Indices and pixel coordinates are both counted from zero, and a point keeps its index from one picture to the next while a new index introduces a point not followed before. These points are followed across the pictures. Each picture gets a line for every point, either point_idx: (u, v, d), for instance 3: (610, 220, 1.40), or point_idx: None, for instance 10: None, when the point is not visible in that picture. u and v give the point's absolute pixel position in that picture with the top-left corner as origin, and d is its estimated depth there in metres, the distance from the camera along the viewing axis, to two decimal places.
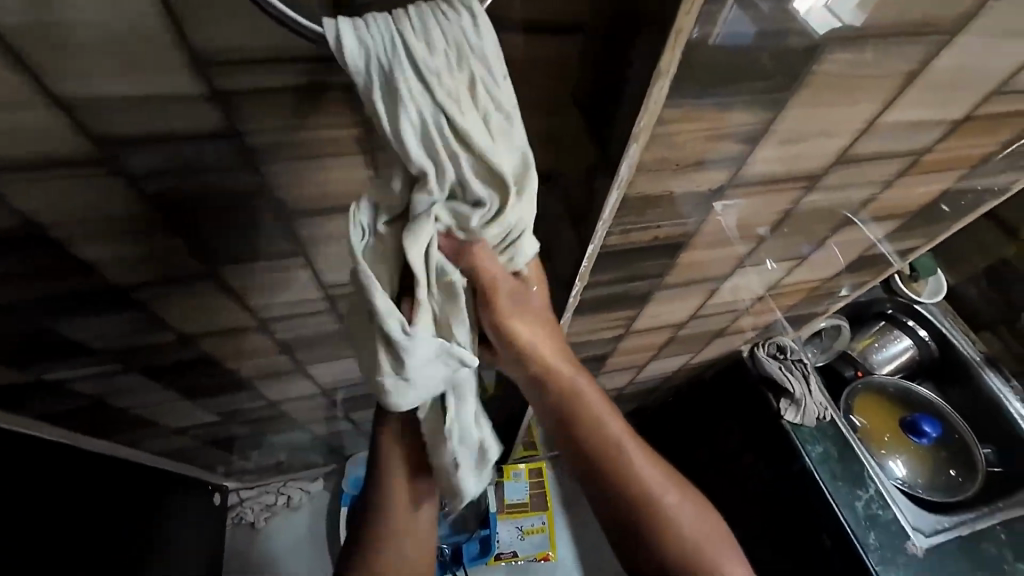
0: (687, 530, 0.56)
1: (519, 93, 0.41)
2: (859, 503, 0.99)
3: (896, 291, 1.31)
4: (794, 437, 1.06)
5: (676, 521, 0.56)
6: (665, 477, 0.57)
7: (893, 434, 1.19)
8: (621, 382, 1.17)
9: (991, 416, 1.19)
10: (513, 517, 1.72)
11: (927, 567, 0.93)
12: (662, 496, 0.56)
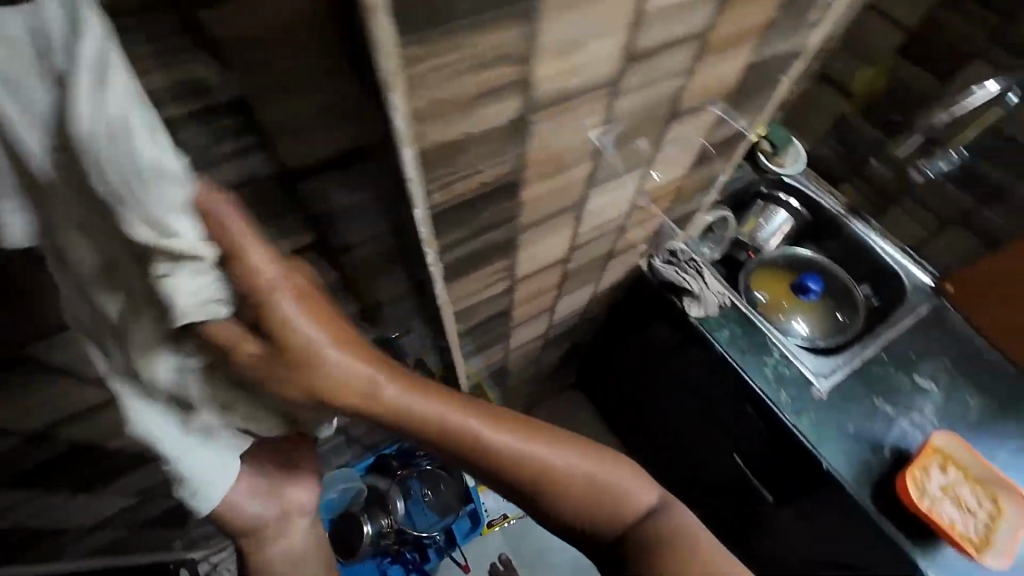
0: (586, 480, 0.63)
1: (261, 67, 0.36)
2: (768, 369, 1.08)
3: (765, 170, 1.39)
4: (702, 329, 1.13)
5: (574, 479, 0.62)
6: (549, 447, 0.62)
7: (789, 300, 1.29)
8: (540, 328, 1.19)
9: (861, 258, 1.32)
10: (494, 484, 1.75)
11: (832, 404, 1.05)
12: (553, 465, 0.61)
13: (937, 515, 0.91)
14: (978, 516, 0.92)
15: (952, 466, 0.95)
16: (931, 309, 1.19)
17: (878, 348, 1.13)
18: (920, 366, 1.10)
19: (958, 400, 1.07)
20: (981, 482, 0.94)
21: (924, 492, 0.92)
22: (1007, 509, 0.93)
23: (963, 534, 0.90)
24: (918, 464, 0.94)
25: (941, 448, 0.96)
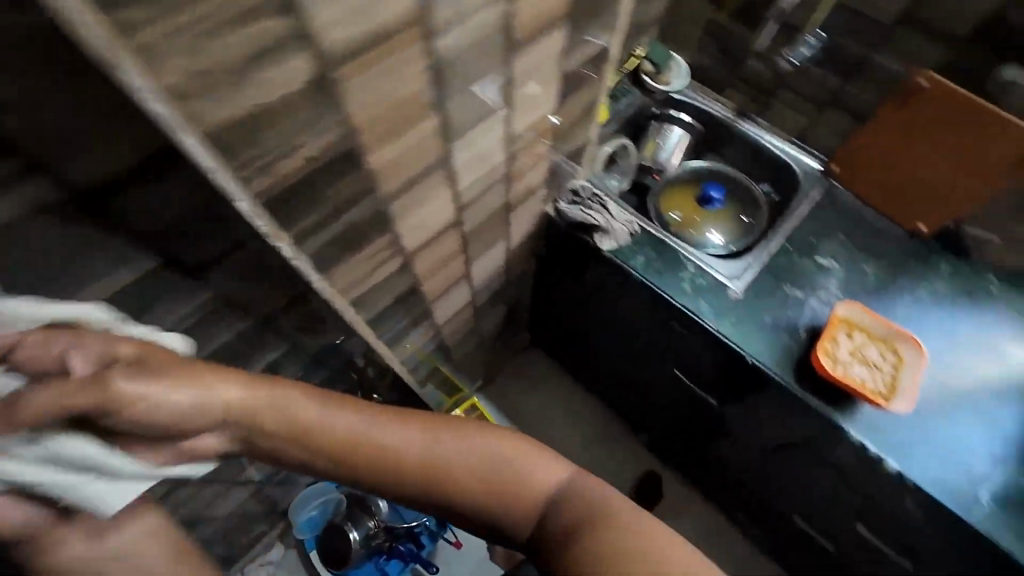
0: (480, 468, 0.55)
1: None
2: (685, 283, 1.11)
3: (653, 91, 1.40)
4: (618, 260, 1.14)
5: (456, 464, 0.55)
6: (425, 429, 0.57)
7: (700, 213, 1.32)
8: (464, 294, 1.17)
9: (756, 157, 1.38)
10: None
11: (747, 302, 1.09)
12: (432, 449, 0.56)
13: (851, 377, 0.97)
14: (886, 370, 0.99)
15: (856, 332, 1.03)
16: (822, 192, 1.25)
17: (780, 240, 1.18)
18: (819, 247, 1.17)
19: (856, 270, 1.14)
20: (885, 340, 1.02)
21: (835, 361, 0.99)
22: (911, 356, 1.00)
23: (876, 389, 0.97)
24: (826, 337, 1.02)
25: (844, 319, 1.04)
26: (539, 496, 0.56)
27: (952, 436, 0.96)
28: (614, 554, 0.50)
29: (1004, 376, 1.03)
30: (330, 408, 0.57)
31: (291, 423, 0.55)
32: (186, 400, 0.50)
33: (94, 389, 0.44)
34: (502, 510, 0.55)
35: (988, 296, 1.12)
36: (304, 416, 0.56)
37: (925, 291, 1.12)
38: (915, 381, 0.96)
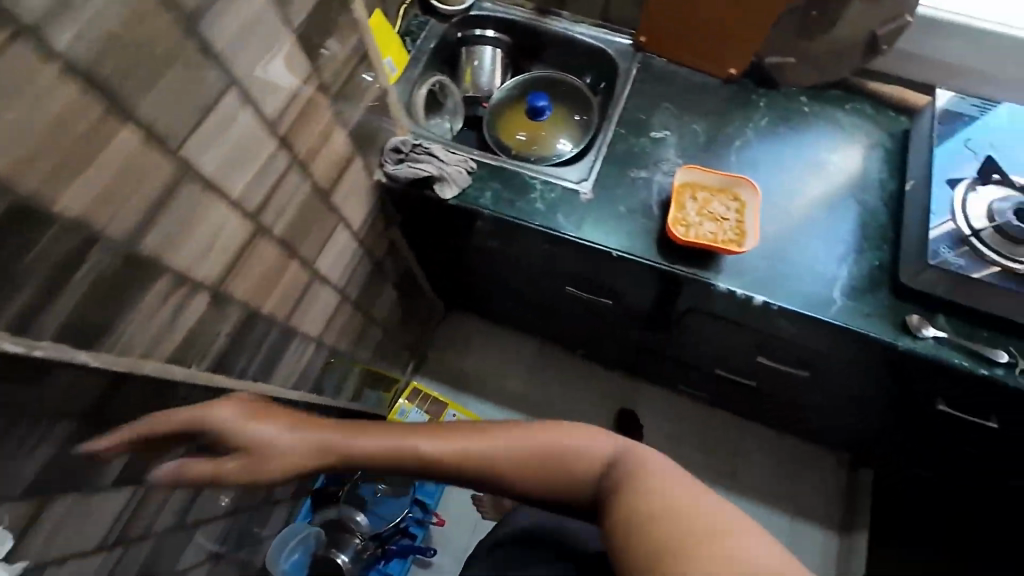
0: (542, 451, 0.64)
1: None
2: (538, 202, 1.09)
3: (450, 15, 1.31)
4: (467, 204, 1.09)
5: (519, 459, 0.64)
6: (524, 458, 0.64)
7: (543, 126, 1.28)
8: (328, 294, 1.10)
9: (572, 52, 1.35)
10: None
11: (599, 200, 1.10)
12: (498, 456, 0.64)
13: (702, 238, 1.01)
14: (733, 218, 1.03)
15: (701, 193, 1.05)
16: (638, 67, 1.25)
17: (614, 127, 1.18)
18: (649, 123, 1.18)
19: (688, 133, 1.17)
20: (725, 191, 1.05)
21: (686, 227, 1.02)
22: (750, 198, 1.04)
23: (726, 239, 1.01)
24: (674, 208, 1.04)
25: (686, 184, 1.06)
26: (594, 470, 0.64)
27: (799, 254, 1.05)
28: (659, 510, 0.55)
29: (830, 185, 1.12)
30: (420, 429, 0.68)
31: (388, 445, 0.67)
32: (253, 451, 0.70)
33: (188, 426, 0.72)
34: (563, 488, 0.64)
35: (803, 117, 1.19)
36: (394, 441, 0.68)
37: (751, 132, 1.17)
38: (758, 219, 1.00)
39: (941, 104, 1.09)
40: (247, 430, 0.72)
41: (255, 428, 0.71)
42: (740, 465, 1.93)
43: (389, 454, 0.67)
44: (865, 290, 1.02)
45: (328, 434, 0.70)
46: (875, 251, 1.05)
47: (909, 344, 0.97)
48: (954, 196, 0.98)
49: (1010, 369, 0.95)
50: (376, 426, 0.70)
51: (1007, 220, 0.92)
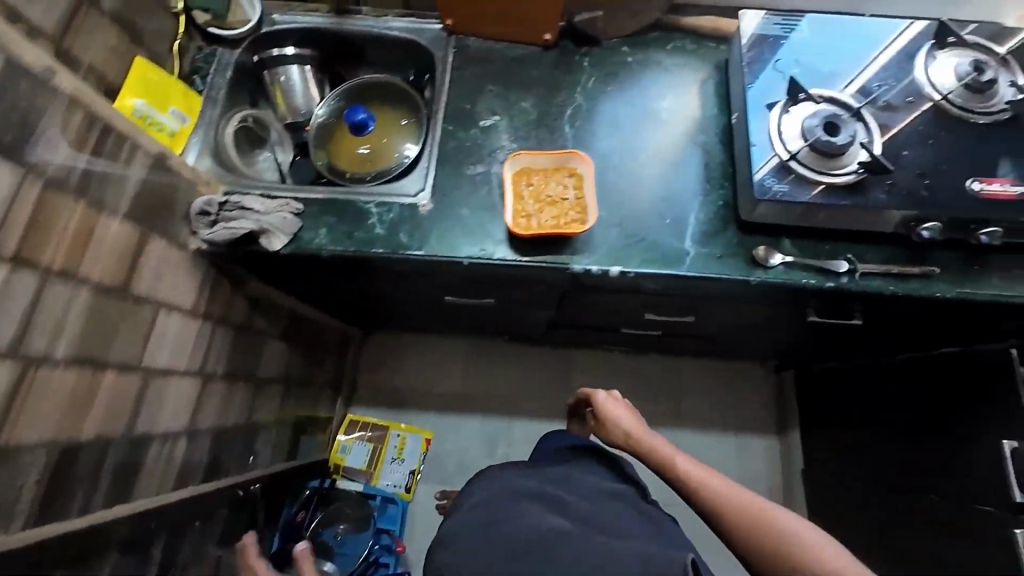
0: (774, 533, 0.74)
1: None
2: (378, 227, 1.03)
3: (238, 38, 1.16)
4: (302, 249, 1.01)
5: (754, 519, 0.76)
6: (753, 506, 0.78)
7: (383, 135, 1.21)
8: (181, 381, 1.01)
9: (385, 49, 1.25)
10: (381, 463, 1.92)
11: (440, 208, 1.05)
12: (741, 504, 0.79)
13: (545, 225, 0.98)
14: (572, 196, 1.00)
15: (536, 179, 1.02)
16: (454, 52, 1.17)
17: (442, 126, 1.11)
18: (477, 111, 1.12)
19: (517, 113, 1.11)
20: (559, 170, 1.02)
21: (528, 218, 0.99)
22: (585, 170, 1.01)
23: (569, 220, 0.98)
24: (513, 201, 1.00)
25: (520, 173, 1.02)
26: None
27: (648, 213, 1.05)
28: None
29: (665, 134, 1.10)
30: (692, 459, 0.90)
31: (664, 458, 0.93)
32: (601, 400, 1.11)
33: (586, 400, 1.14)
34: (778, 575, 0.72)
35: (629, 68, 1.16)
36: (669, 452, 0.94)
37: (581, 96, 1.13)
38: (594, 190, 0.97)
39: (748, 28, 1.08)
40: (612, 415, 1.08)
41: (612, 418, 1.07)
42: (681, 401, 2.01)
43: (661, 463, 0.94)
44: (715, 233, 1.03)
45: (641, 443, 1.00)
46: (718, 190, 1.06)
47: (761, 276, 1.00)
48: (769, 123, 0.99)
49: (851, 276, 0.99)
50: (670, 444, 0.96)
51: (816, 137, 0.94)
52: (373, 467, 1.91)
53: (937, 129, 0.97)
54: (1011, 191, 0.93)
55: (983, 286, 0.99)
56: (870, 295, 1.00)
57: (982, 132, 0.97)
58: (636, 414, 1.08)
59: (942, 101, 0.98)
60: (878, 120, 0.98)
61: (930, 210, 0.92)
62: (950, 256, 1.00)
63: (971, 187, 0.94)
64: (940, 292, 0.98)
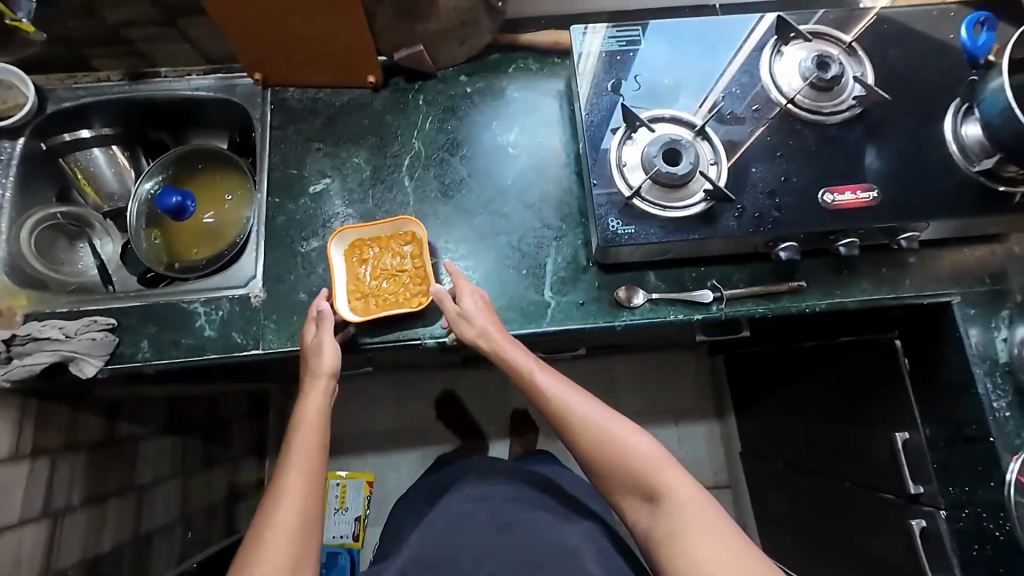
0: (637, 466, 0.80)
1: None
2: (205, 327, 0.93)
3: (16, 126, 1.00)
4: (121, 367, 0.90)
5: (620, 450, 0.81)
6: (619, 438, 0.81)
7: (215, 207, 1.09)
8: (18, 534, 0.91)
9: (200, 110, 1.11)
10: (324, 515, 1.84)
11: (274, 296, 0.94)
12: (611, 436, 0.81)
13: (385, 304, 0.90)
14: (410, 265, 0.93)
15: (367, 250, 0.93)
16: (271, 109, 1.04)
17: (267, 199, 0.99)
18: (304, 176, 1.00)
19: (349, 172, 1.00)
20: (391, 238, 0.94)
21: (366, 299, 0.91)
22: (419, 233, 0.94)
23: (410, 294, 0.91)
24: (345, 283, 0.92)
25: (348, 248, 0.93)
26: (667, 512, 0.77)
27: (502, 265, 0.96)
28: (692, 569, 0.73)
29: (515, 170, 1.01)
30: (558, 376, 0.85)
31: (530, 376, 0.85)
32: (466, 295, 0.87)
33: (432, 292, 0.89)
34: (629, 490, 0.81)
35: (469, 100, 1.05)
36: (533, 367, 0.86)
37: (418, 141, 1.02)
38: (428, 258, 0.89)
39: (583, 44, 0.99)
40: (472, 315, 0.86)
41: (471, 321, 0.86)
42: (620, 401, 1.97)
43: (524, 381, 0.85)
44: (574, 277, 0.96)
45: (502, 356, 0.86)
46: (575, 229, 0.98)
47: (627, 319, 0.93)
48: (609, 155, 0.90)
49: (720, 303, 0.94)
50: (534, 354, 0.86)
51: (657, 168, 0.86)
52: None
53: (785, 139, 0.92)
54: (863, 198, 0.89)
55: (851, 292, 0.95)
56: (742, 318, 0.95)
57: (829, 136, 0.92)
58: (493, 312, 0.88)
59: (790, 105, 0.92)
60: (724, 136, 0.91)
61: (782, 231, 0.87)
62: (817, 266, 0.96)
63: (824, 198, 0.89)
64: (810, 306, 0.94)
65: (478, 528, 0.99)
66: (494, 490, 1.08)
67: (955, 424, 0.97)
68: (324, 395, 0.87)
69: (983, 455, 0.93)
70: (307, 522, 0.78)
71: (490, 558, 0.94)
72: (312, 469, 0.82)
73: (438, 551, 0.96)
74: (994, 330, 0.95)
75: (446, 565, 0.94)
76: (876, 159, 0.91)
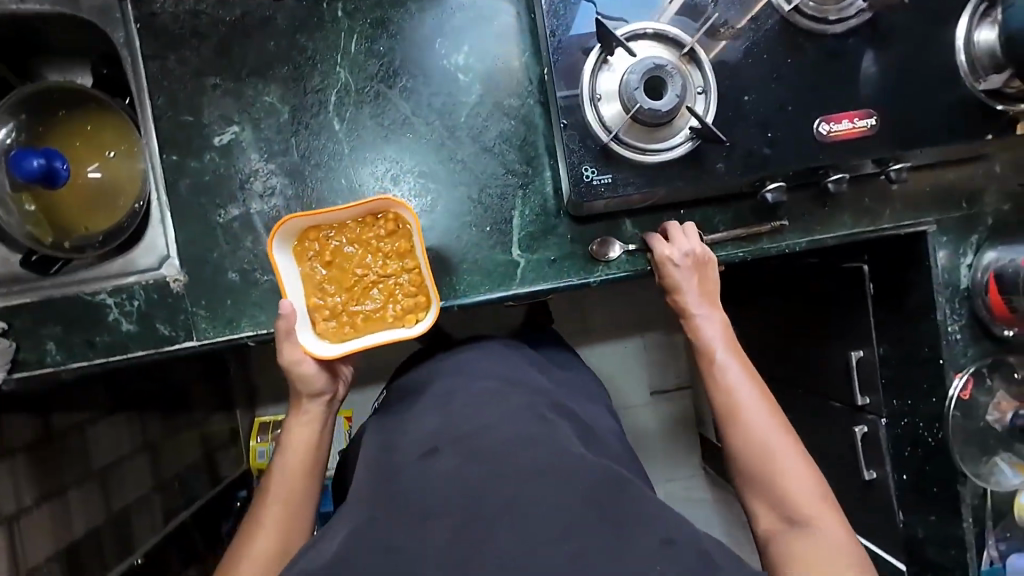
0: (789, 492, 0.68)
1: None
2: (120, 321, 0.80)
3: None
4: (29, 373, 0.78)
5: (783, 471, 0.69)
6: (788, 454, 0.70)
7: (99, 163, 0.88)
8: None
9: (40, 28, 0.83)
10: None
11: (197, 277, 0.81)
12: (775, 447, 0.70)
13: (368, 326, 0.77)
14: (394, 270, 0.77)
15: (332, 252, 0.77)
16: (141, 31, 0.79)
17: (162, 156, 0.80)
18: (205, 124, 0.80)
19: (263, 115, 0.81)
20: (364, 228, 0.77)
21: (339, 320, 0.77)
22: (404, 222, 0.77)
23: (401, 310, 0.77)
24: (308, 299, 0.77)
25: (303, 247, 0.76)
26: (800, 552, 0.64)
27: (464, 223, 0.84)
28: None
29: (471, 103, 0.84)
30: (748, 370, 0.76)
31: (713, 357, 0.78)
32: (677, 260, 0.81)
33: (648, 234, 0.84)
34: (761, 502, 0.70)
35: (403, 8, 0.83)
36: (719, 343, 0.79)
37: (344, 69, 0.82)
38: (425, 259, 0.74)
39: None
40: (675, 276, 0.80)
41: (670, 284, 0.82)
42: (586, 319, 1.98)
43: (706, 358, 0.79)
44: (543, 233, 0.85)
45: (692, 325, 0.80)
46: (543, 173, 0.85)
47: (602, 275, 0.85)
48: (582, 91, 0.76)
49: None
50: (733, 343, 0.79)
51: (638, 105, 0.73)
52: None
53: (783, 55, 0.79)
54: (861, 127, 0.81)
55: (835, 227, 0.89)
56: (722, 262, 0.88)
57: (834, 50, 0.80)
58: (711, 279, 0.81)
59: (793, 13, 0.78)
60: (714, 55, 0.78)
61: (769, 170, 0.79)
62: (803, 202, 0.87)
63: (819, 129, 0.80)
64: (792, 246, 0.87)
65: (509, 414, 0.66)
66: (523, 379, 0.79)
67: (909, 344, 1.00)
68: (316, 426, 0.81)
69: (930, 374, 0.97)
70: (286, 544, 0.73)
71: (525, 450, 0.59)
72: (291, 496, 0.76)
73: (462, 427, 0.64)
74: (961, 256, 0.94)
75: (475, 445, 0.60)
76: (865, 64, 0.81)
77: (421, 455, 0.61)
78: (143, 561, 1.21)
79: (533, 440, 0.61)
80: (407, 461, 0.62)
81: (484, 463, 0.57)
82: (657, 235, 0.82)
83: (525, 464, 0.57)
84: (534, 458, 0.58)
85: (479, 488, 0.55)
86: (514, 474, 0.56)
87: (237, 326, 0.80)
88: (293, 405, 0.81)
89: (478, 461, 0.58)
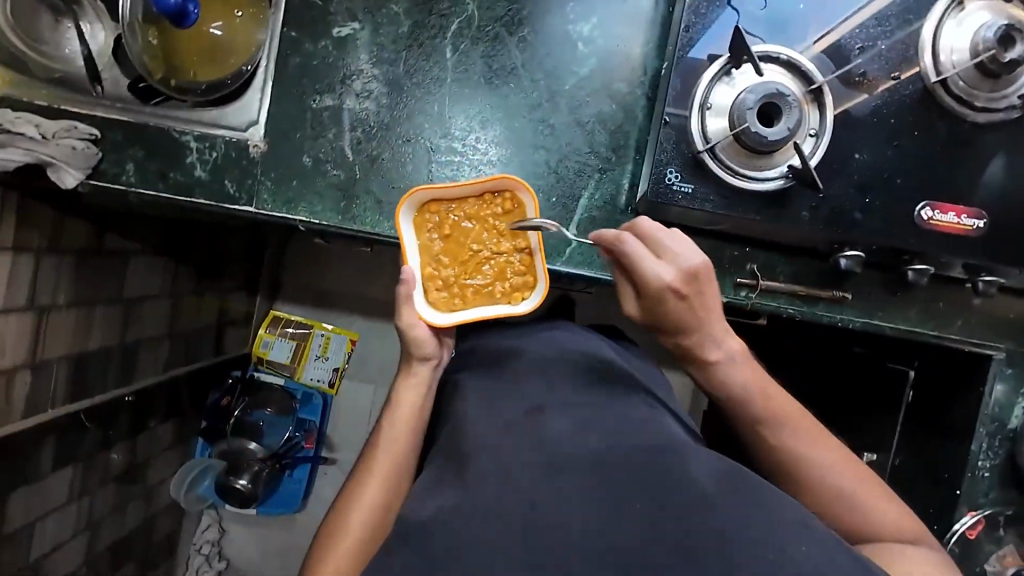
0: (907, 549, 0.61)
1: None
2: (195, 166, 0.84)
3: None
4: (104, 185, 0.83)
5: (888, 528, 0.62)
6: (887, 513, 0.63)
7: (223, 19, 0.93)
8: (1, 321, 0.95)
9: None
10: (304, 359, 1.64)
11: (275, 150, 0.84)
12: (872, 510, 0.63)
13: (476, 300, 0.79)
14: (506, 248, 0.78)
15: (451, 226, 0.78)
16: None
17: (282, 30, 0.83)
18: (331, 13, 0.83)
19: (386, 22, 0.83)
20: (484, 205, 0.78)
21: (450, 293, 0.79)
22: (519, 205, 0.78)
23: (509, 288, 0.78)
24: (423, 268, 0.79)
25: (424, 219, 0.78)
26: None
27: (533, 186, 0.84)
28: None
29: (582, 75, 0.84)
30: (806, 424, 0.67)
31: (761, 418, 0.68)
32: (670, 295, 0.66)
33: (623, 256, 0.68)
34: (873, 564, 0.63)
35: None
36: (760, 392, 0.68)
37: (474, 3, 0.83)
38: (541, 248, 0.76)
39: None
40: (673, 307, 0.67)
41: (669, 321, 0.68)
42: None
43: (754, 419, 0.68)
44: (607, 222, 0.84)
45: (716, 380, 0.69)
46: (625, 165, 0.84)
47: None
48: (694, 96, 0.75)
49: (750, 291, 0.81)
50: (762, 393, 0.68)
51: (746, 125, 0.72)
52: (297, 361, 1.64)
53: (910, 126, 0.75)
54: (965, 224, 0.76)
55: (900, 319, 0.83)
56: (767, 313, 0.83)
57: (967, 139, 0.75)
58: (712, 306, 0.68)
59: (938, 85, 0.74)
60: (840, 102, 0.75)
61: (853, 234, 0.76)
62: (875, 281, 0.82)
63: (921, 212, 0.76)
64: (844, 322, 0.82)
65: (611, 392, 0.63)
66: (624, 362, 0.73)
67: (931, 464, 0.94)
68: (424, 390, 0.80)
69: (941, 501, 0.91)
70: (392, 493, 0.75)
71: (638, 427, 0.55)
72: (400, 453, 0.76)
73: (569, 396, 0.61)
74: (1020, 394, 0.88)
75: (587, 415, 0.57)
76: (992, 161, 0.76)
77: (528, 413, 0.59)
78: (132, 396, 1.29)
79: (644, 422, 0.57)
80: (516, 418, 0.59)
81: (600, 434, 0.54)
82: (637, 253, 0.67)
83: (647, 444, 0.53)
84: (651, 434, 0.54)
85: (607, 461, 0.51)
86: (630, 446, 0.52)
87: (296, 208, 0.84)
88: (402, 366, 0.80)
89: (594, 429, 0.55)
